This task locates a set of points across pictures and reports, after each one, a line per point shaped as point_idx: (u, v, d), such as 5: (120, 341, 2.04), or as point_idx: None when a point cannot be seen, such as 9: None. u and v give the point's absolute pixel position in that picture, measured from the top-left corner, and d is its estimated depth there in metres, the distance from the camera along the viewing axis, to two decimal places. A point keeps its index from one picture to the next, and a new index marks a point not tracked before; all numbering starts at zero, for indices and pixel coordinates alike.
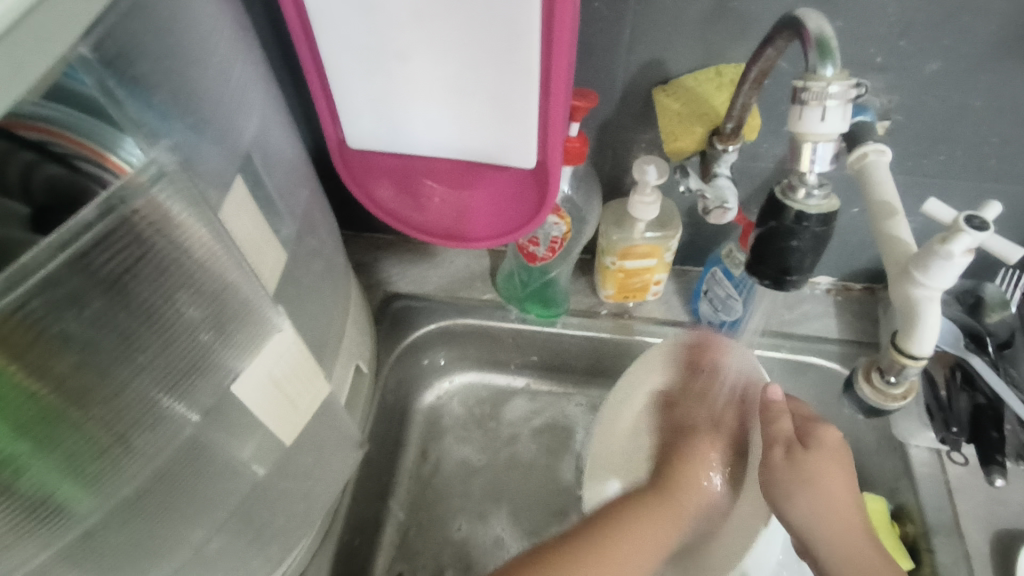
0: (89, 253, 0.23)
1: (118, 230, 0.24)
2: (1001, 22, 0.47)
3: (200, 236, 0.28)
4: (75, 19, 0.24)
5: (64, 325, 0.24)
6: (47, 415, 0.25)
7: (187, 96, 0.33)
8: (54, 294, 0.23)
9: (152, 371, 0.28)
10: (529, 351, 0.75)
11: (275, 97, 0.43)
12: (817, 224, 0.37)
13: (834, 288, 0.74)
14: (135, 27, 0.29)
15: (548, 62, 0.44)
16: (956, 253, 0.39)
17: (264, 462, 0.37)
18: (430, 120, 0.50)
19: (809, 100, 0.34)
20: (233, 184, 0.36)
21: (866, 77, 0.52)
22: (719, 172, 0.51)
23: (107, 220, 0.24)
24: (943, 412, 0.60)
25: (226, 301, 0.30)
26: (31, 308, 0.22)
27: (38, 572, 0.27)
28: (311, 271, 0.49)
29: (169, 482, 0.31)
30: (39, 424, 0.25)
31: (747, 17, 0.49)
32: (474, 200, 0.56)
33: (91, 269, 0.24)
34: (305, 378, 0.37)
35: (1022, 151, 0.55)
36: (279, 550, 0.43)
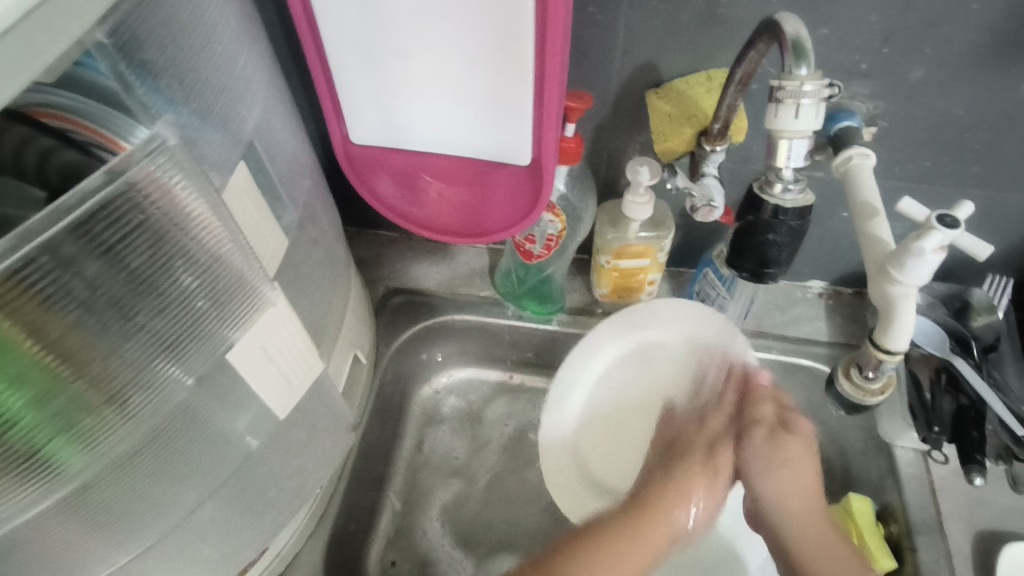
0: (89, 220, 0.25)
1: (116, 201, 0.26)
2: (980, 32, 0.49)
3: (196, 210, 0.30)
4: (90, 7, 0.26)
5: (65, 286, 0.26)
6: (45, 369, 0.27)
7: (194, 84, 0.35)
8: (55, 258, 0.25)
9: (146, 334, 0.30)
10: (526, 348, 0.77)
11: (274, 89, 0.45)
12: (794, 218, 0.41)
13: (827, 292, 0.75)
14: (147, 16, 0.31)
15: (541, 63, 0.46)
16: (927, 250, 0.40)
17: (259, 434, 0.40)
18: (428, 116, 0.52)
19: (784, 98, 0.36)
20: (236, 169, 0.38)
21: (852, 83, 0.54)
22: (707, 172, 0.53)
23: (104, 190, 0.25)
24: (926, 411, 0.62)
25: (220, 273, 0.32)
26: (34, 268, 0.24)
27: (34, 514, 0.30)
28: (311, 258, 0.51)
29: (160, 442, 0.33)
30: (37, 378, 0.27)
31: (735, 24, 0.51)
32: (471, 196, 0.58)
33: (91, 235, 0.26)
34: (299, 354, 0.39)
35: (1004, 157, 0.57)
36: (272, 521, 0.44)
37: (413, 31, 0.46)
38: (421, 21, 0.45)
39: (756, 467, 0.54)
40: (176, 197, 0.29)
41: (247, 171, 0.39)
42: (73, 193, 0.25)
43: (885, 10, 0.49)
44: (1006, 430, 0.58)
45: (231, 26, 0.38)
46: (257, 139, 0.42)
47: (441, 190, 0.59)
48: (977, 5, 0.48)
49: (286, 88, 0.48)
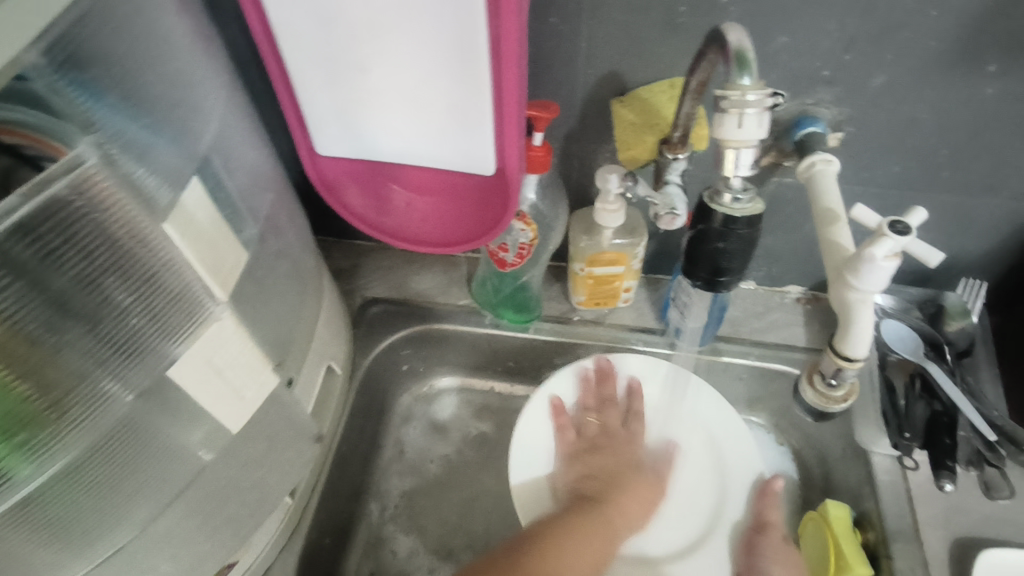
0: (31, 223, 0.27)
1: (62, 203, 0.28)
2: (939, 38, 0.49)
3: (128, 218, 0.32)
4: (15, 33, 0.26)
5: (6, 291, 0.27)
6: None
7: (141, 99, 0.35)
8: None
9: (85, 344, 0.31)
10: (504, 356, 0.77)
11: (234, 103, 0.45)
12: (743, 226, 0.43)
13: (805, 297, 0.74)
14: (88, 36, 0.32)
15: (498, 75, 0.46)
16: (879, 257, 0.40)
17: (212, 448, 0.40)
18: (392, 127, 0.52)
19: (729, 108, 0.37)
20: (188, 184, 0.38)
21: (816, 90, 0.53)
22: (669, 180, 0.53)
23: (47, 191, 0.27)
24: (899, 418, 0.61)
25: (159, 282, 0.34)
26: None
27: None
28: (276, 271, 0.51)
29: (104, 456, 0.34)
30: None
31: (696, 32, 0.51)
32: (439, 205, 0.59)
33: (34, 238, 0.28)
34: (248, 369, 0.40)
35: (972, 162, 0.57)
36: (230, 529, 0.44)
37: (372, 44, 0.46)
38: (378, 34, 0.45)
39: (764, 560, 0.56)
40: (112, 203, 0.31)
41: (203, 187, 0.40)
42: (21, 191, 0.27)
43: (843, 18, 0.49)
44: (977, 435, 0.59)
45: (182, 43, 0.39)
46: (214, 154, 0.42)
47: (410, 200, 0.59)
48: (934, 11, 0.48)
49: (246, 101, 0.48)
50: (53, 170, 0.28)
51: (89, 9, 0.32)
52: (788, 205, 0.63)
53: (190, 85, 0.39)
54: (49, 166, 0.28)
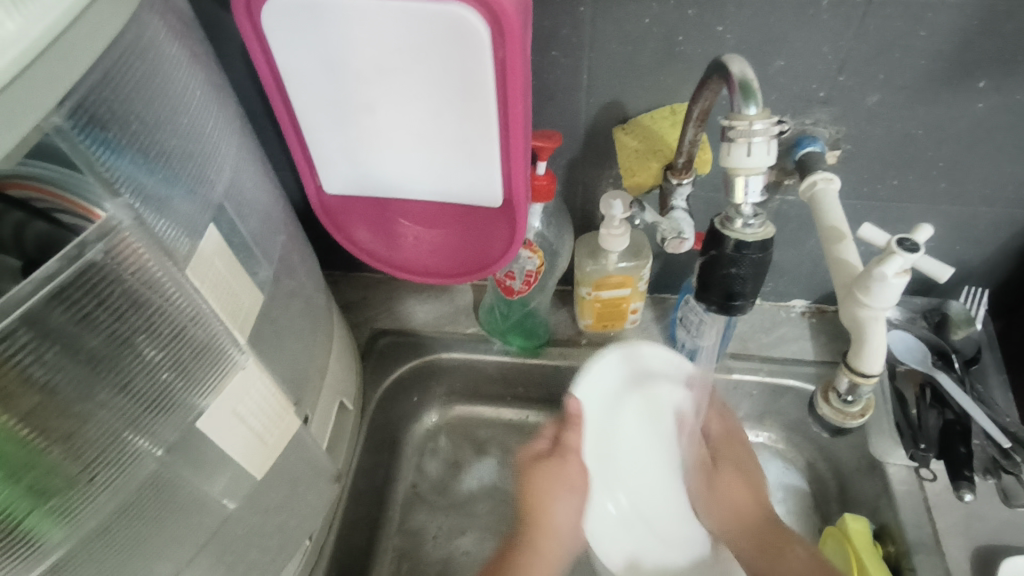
0: (67, 287, 0.28)
1: (100, 265, 0.29)
2: (931, 57, 0.50)
3: (162, 273, 0.32)
4: (33, 104, 0.27)
5: (41, 355, 0.28)
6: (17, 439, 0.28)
7: (159, 153, 0.36)
8: (37, 320, 0.27)
9: (114, 404, 0.32)
10: (516, 384, 0.76)
11: (247, 151, 0.46)
12: (756, 250, 0.44)
13: (809, 310, 0.75)
14: (108, 96, 0.32)
15: (504, 110, 0.47)
16: (890, 275, 0.41)
17: (235, 496, 0.40)
18: (399, 164, 0.53)
19: (736, 138, 0.39)
20: (206, 233, 0.38)
21: (813, 111, 0.55)
22: (675, 205, 0.54)
23: (85, 254, 0.28)
24: (912, 430, 0.62)
25: (188, 336, 0.34)
26: (14, 335, 0.26)
27: None
28: (290, 310, 0.51)
29: (135, 513, 0.34)
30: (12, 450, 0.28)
31: (694, 61, 0.52)
32: (446, 238, 0.59)
33: (71, 299, 0.28)
34: (272, 415, 0.41)
35: (970, 174, 0.58)
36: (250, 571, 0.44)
37: (379, 86, 0.47)
38: (383, 75, 0.46)
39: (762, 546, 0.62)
40: (146, 261, 0.31)
41: (219, 233, 0.40)
42: (62, 254, 0.28)
43: (836, 41, 0.50)
44: (991, 443, 0.58)
45: (195, 96, 0.40)
46: (228, 201, 0.42)
47: (418, 235, 0.59)
48: (924, 32, 0.49)
49: (257, 146, 0.49)
50: (88, 233, 0.29)
51: (108, 71, 0.33)
52: (790, 222, 0.64)
53: (204, 135, 0.40)
54: (84, 230, 0.29)
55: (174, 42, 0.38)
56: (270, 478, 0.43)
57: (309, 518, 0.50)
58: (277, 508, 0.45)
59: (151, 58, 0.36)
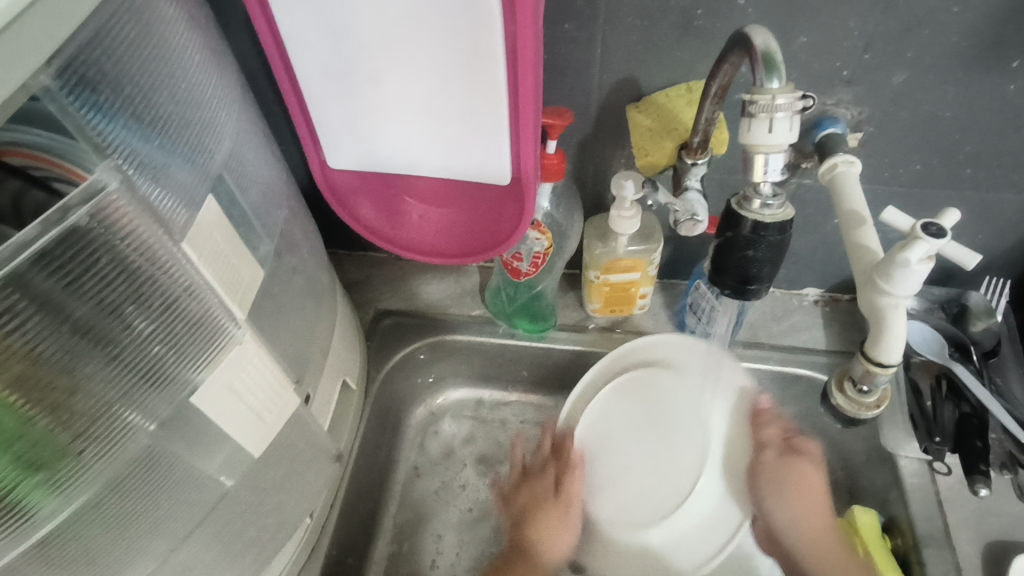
0: (49, 252, 0.27)
1: (86, 231, 0.28)
2: (963, 34, 0.48)
3: (153, 244, 0.31)
4: (17, 63, 0.26)
5: (26, 322, 0.27)
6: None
7: (155, 119, 0.35)
8: (13, 288, 0.26)
9: (104, 376, 0.31)
10: (521, 367, 0.75)
11: (248, 121, 0.45)
12: (774, 232, 0.42)
13: (823, 299, 0.73)
14: (100, 56, 0.31)
15: (514, 83, 0.46)
16: (914, 261, 0.39)
17: (233, 474, 0.40)
18: (404, 138, 0.52)
19: (758, 113, 0.37)
20: (204, 204, 0.37)
21: (835, 90, 0.52)
22: (690, 186, 0.52)
23: (68, 219, 0.27)
24: (927, 421, 0.60)
25: (180, 308, 0.33)
26: None
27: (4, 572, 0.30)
28: (291, 287, 0.50)
29: (126, 489, 0.33)
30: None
31: (713, 35, 0.50)
32: (452, 217, 0.58)
33: (52, 267, 0.27)
34: (268, 394, 0.40)
35: (997, 159, 0.56)
36: (248, 547, 0.43)
37: (385, 56, 0.45)
38: (390, 44, 0.45)
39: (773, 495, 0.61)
40: (133, 229, 0.30)
41: (218, 205, 0.39)
42: (42, 218, 0.26)
43: (864, 15, 0.48)
44: (1009, 437, 0.57)
45: (194, 61, 0.38)
46: (228, 171, 0.41)
47: (424, 212, 0.58)
48: (957, 7, 0.47)
49: (258, 116, 0.48)
50: (72, 198, 0.27)
51: (99, 30, 0.31)
52: (807, 206, 0.62)
53: (202, 102, 0.39)
54: (67, 194, 0.27)
55: (172, 4, 0.37)
56: (268, 457, 0.43)
57: (307, 498, 0.50)
58: (275, 488, 0.45)
59: (147, 19, 0.34)
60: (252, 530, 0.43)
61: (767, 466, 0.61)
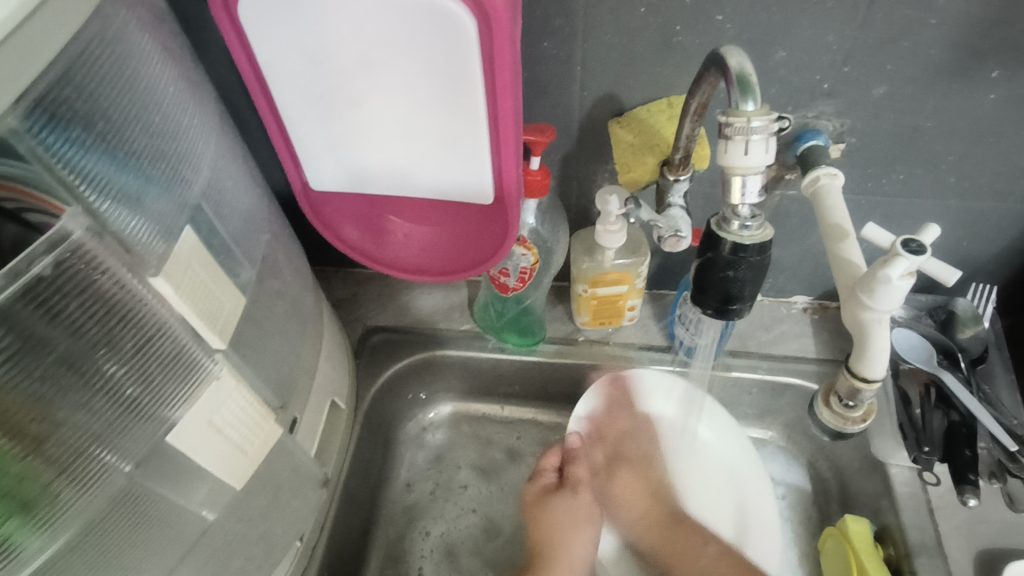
0: (35, 287, 0.27)
1: (52, 279, 0.28)
2: (941, 46, 0.48)
3: (124, 286, 0.31)
4: None
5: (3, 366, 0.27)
6: None
7: (129, 153, 0.35)
8: None
9: (79, 418, 0.31)
10: (512, 381, 0.75)
11: (226, 149, 0.45)
12: (754, 252, 0.42)
13: (811, 307, 0.73)
14: (71, 94, 0.31)
15: (494, 105, 0.46)
16: (895, 277, 0.39)
17: (214, 507, 0.39)
18: (386, 160, 0.51)
19: (734, 135, 0.37)
20: (181, 236, 0.37)
21: (816, 103, 0.52)
22: (673, 202, 0.52)
23: (33, 269, 0.27)
24: (916, 431, 0.60)
25: (154, 347, 0.33)
26: None
27: None
28: (275, 312, 0.50)
29: (104, 530, 0.33)
30: None
31: (692, 51, 0.50)
32: (438, 235, 0.58)
33: (38, 300, 0.27)
34: (250, 426, 0.40)
35: (979, 168, 0.56)
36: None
37: (364, 79, 0.45)
38: (368, 68, 0.44)
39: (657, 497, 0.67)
40: (104, 270, 0.30)
41: (196, 235, 0.38)
42: (9, 268, 0.26)
43: (841, 29, 0.48)
44: (997, 446, 0.58)
45: (168, 92, 0.38)
46: (207, 200, 0.41)
47: (409, 231, 0.58)
48: (934, 20, 0.47)
49: (237, 142, 0.47)
50: (38, 245, 0.27)
51: (70, 68, 0.31)
52: (791, 217, 0.62)
53: (178, 133, 0.39)
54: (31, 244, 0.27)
55: (144, 36, 0.37)
56: (251, 486, 0.42)
57: (294, 523, 0.49)
58: (261, 517, 0.44)
59: (118, 53, 0.34)
60: (237, 561, 0.43)
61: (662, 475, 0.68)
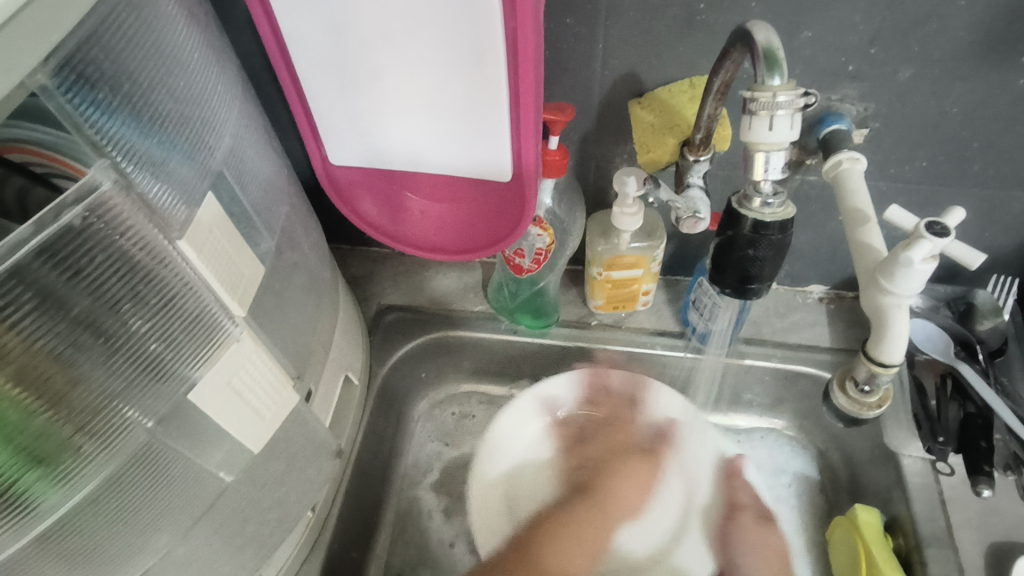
0: (57, 241, 0.27)
1: (73, 234, 0.28)
2: (970, 29, 0.47)
3: (148, 241, 0.31)
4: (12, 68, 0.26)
5: (28, 320, 0.28)
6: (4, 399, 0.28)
7: (154, 116, 0.35)
8: (22, 277, 0.27)
9: (102, 372, 0.31)
10: (523, 363, 0.75)
11: (249, 117, 0.45)
12: (775, 231, 0.42)
13: (827, 296, 0.73)
14: (99, 54, 0.31)
15: (515, 80, 0.45)
16: (917, 260, 0.39)
17: (232, 470, 0.40)
18: (405, 134, 0.52)
19: (758, 110, 0.37)
20: (205, 201, 0.37)
21: (840, 86, 0.52)
22: (692, 183, 0.52)
23: (62, 219, 0.27)
24: (931, 421, 0.60)
25: (177, 305, 0.34)
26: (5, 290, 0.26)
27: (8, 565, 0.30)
28: (293, 283, 0.50)
29: (124, 485, 0.34)
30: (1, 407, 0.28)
31: (716, 30, 0.50)
32: (454, 213, 0.58)
33: (62, 252, 0.28)
34: (267, 388, 0.41)
35: (1005, 156, 0.55)
36: (246, 540, 0.44)
37: (386, 50, 0.45)
38: (390, 40, 0.44)
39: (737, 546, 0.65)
40: (129, 225, 0.30)
41: (219, 202, 0.39)
42: (35, 220, 0.26)
43: (869, 10, 0.47)
44: (1014, 438, 0.57)
45: (194, 57, 0.38)
46: (229, 167, 0.41)
47: (425, 208, 0.58)
48: (964, 3, 0.46)
49: (259, 112, 0.48)
50: (65, 198, 0.27)
51: (97, 28, 0.31)
52: (811, 204, 0.62)
53: (202, 99, 0.39)
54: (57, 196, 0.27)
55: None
56: (267, 452, 0.43)
57: (308, 492, 0.50)
58: (276, 483, 0.45)
59: (144, 16, 0.34)
60: (252, 525, 0.44)
61: (740, 528, 0.65)
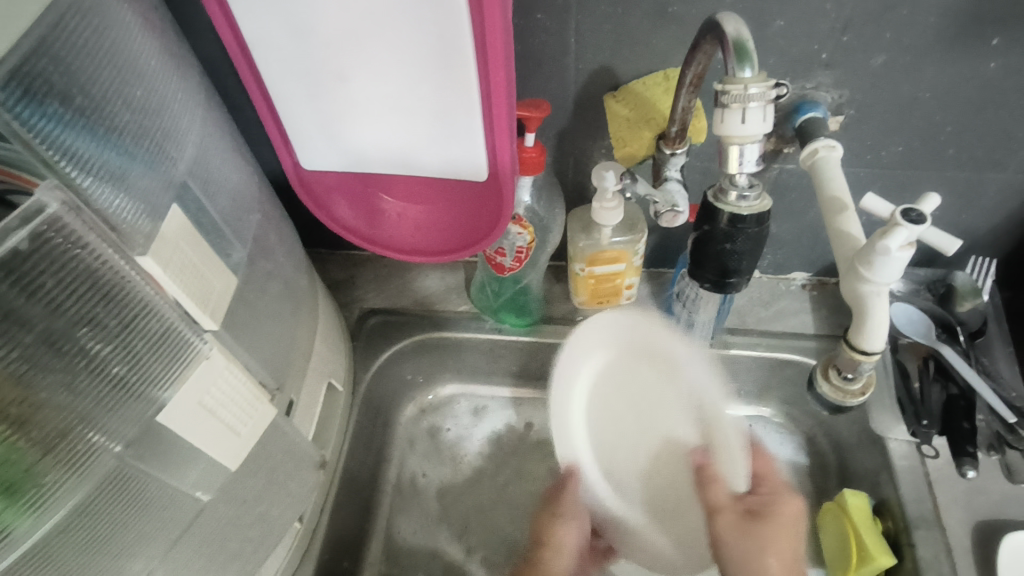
0: (7, 265, 0.26)
1: (24, 256, 0.27)
2: (942, 13, 0.47)
3: (108, 260, 0.31)
4: None
5: None
6: None
7: (111, 128, 0.34)
8: None
9: (64, 397, 0.30)
10: (509, 361, 0.74)
11: (214, 125, 0.44)
12: (752, 223, 0.41)
13: (810, 283, 0.73)
14: (48, 66, 0.30)
15: (486, 78, 0.45)
16: (894, 248, 0.39)
17: (209, 488, 0.39)
18: (378, 137, 0.51)
19: (730, 103, 0.36)
20: (168, 215, 0.36)
21: (814, 74, 0.51)
22: (669, 176, 0.51)
23: (10, 241, 0.26)
24: (915, 405, 0.61)
25: (141, 324, 0.33)
26: None
27: None
28: (268, 293, 0.49)
29: (94, 512, 0.33)
30: None
31: (688, 22, 0.49)
32: (431, 215, 0.57)
33: (14, 275, 0.27)
34: (240, 404, 0.40)
35: (981, 139, 0.55)
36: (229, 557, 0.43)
37: (354, 52, 0.44)
38: (356, 41, 0.43)
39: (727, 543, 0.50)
40: (87, 245, 0.29)
41: (184, 214, 0.38)
42: None
43: None
44: (996, 418, 0.59)
45: (150, 66, 0.37)
46: (194, 178, 0.40)
47: (402, 211, 0.57)
48: None
49: (224, 120, 0.46)
50: (12, 219, 0.26)
51: (43, 39, 0.30)
52: (790, 192, 0.61)
53: (162, 109, 0.38)
54: (4, 218, 0.26)
55: (121, 8, 0.36)
56: (246, 466, 0.42)
57: (292, 504, 0.49)
58: (258, 497, 0.45)
59: (93, 25, 0.33)
60: (234, 541, 0.43)
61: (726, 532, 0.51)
